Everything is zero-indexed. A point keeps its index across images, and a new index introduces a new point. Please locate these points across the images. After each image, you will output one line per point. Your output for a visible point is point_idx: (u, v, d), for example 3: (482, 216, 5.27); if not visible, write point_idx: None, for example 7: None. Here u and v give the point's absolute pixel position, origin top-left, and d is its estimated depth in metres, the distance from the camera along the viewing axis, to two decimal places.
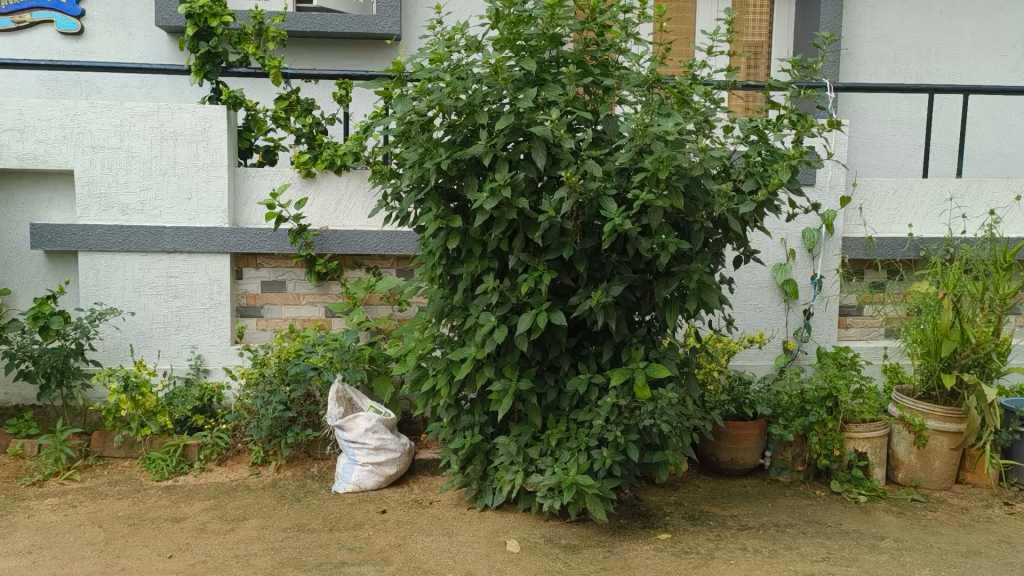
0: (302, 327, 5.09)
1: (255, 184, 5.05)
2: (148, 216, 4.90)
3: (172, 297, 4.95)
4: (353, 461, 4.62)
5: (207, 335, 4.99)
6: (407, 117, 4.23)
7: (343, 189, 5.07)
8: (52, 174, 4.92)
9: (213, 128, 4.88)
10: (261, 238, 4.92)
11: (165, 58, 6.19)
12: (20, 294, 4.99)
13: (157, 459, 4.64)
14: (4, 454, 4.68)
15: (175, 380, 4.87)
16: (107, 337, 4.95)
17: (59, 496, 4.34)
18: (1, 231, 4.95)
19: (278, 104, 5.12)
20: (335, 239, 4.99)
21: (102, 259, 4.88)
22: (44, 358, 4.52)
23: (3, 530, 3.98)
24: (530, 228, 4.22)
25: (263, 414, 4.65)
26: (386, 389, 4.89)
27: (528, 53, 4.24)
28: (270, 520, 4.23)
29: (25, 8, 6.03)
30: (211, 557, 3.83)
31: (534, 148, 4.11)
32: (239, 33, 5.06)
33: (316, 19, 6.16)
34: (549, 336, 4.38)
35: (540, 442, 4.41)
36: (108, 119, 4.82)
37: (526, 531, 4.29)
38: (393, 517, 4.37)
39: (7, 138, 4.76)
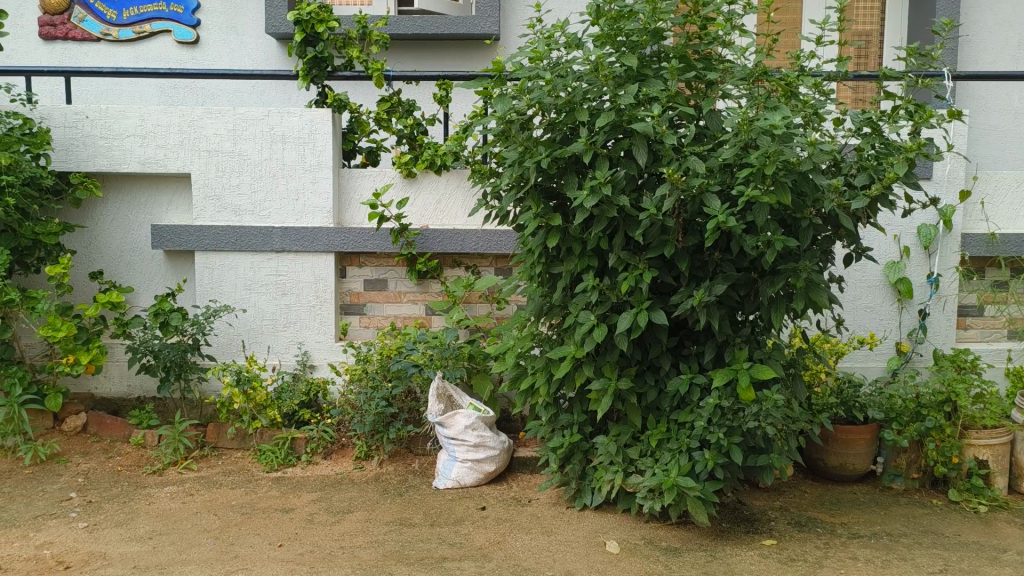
0: (403, 324, 5.17)
1: (358, 185, 5.17)
2: (258, 217, 5.08)
3: (280, 294, 5.12)
4: (453, 457, 4.68)
5: (314, 332, 5.14)
6: (507, 116, 4.26)
7: (443, 189, 5.13)
8: (171, 177, 5.17)
9: (319, 131, 5.02)
10: (365, 237, 5.03)
11: (274, 64, 6.41)
12: (142, 292, 5.24)
13: (267, 451, 4.81)
14: (126, 443, 4.91)
15: (284, 375, 5.03)
16: (221, 333, 5.16)
17: (177, 485, 4.55)
18: (124, 232, 5.20)
19: (381, 106, 5.18)
20: (435, 237, 5.04)
21: (216, 258, 5.09)
22: (165, 352, 4.74)
23: (127, 517, 4.20)
24: (630, 226, 4.17)
25: (366, 410, 4.76)
26: (486, 386, 4.93)
27: (629, 49, 4.17)
28: (374, 513, 4.33)
29: (145, 19, 6.35)
30: (318, 547, 3.95)
31: (635, 146, 4.06)
32: (343, 38, 5.15)
33: (418, 23, 6.27)
34: (649, 335, 4.32)
35: (640, 442, 4.36)
36: (222, 124, 5.03)
37: (626, 532, 4.24)
38: (493, 514, 4.40)
39: (130, 144, 5.02)
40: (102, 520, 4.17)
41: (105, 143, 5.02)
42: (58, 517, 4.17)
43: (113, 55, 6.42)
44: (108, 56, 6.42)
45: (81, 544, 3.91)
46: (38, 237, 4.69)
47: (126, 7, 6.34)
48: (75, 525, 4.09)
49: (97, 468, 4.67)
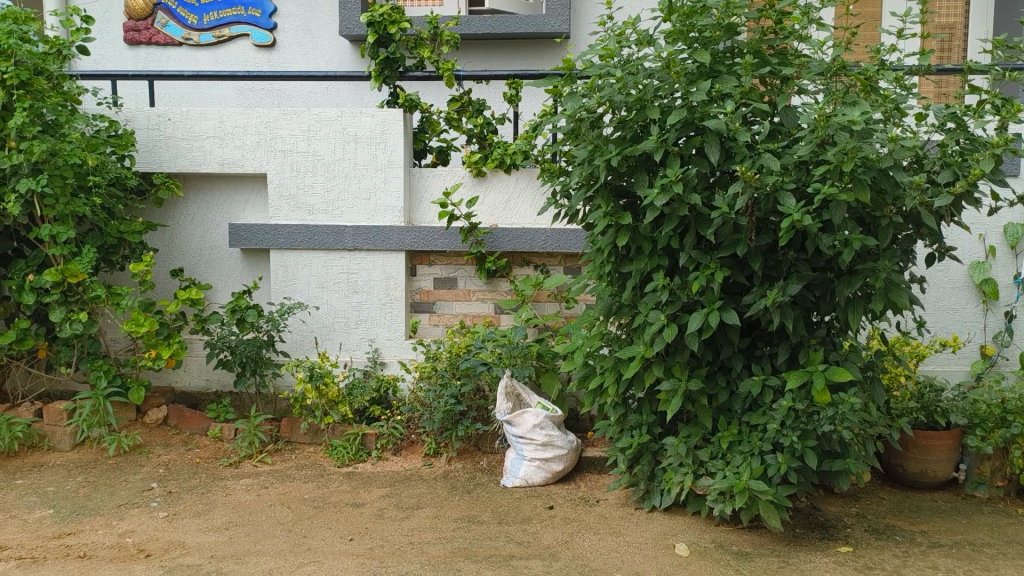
0: (472, 323, 5.20)
1: (429, 184, 5.22)
2: (331, 216, 5.17)
3: (352, 292, 5.20)
4: (521, 456, 4.69)
5: (384, 330, 5.21)
6: (578, 114, 4.24)
7: (512, 188, 5.14)
8: (248, 177, 5.29)
9: (391, 130, 5.08)
10: (435, 236, 5.07)
11: (347, 66, 6.52)
12: (219, 289, 5.39)
13: (338, 447, 4.88)
14: (204, 436, 5.05)
15: (355, 372, 5.11)
16: (295, 330, 5.27)
17: (253, 477, 4.66)
18: (203, 230, 5.35)
19: (451, 106, 5.25)
20: (504, 236, 5.05)
21: (290, 256, 5.20)
22: (241, 348, 4.86)
23: (206, 508, 4.32)
24: (702, 224, 4.11)
25: (436, 407, 4.78)
26: (554, 385, 4.92)
27: (701, 45, 4.11)
28: (443, 510, 4.36)
29: (225, 23, 6.52)
30: (388, 542, 4.00)
31: (707, 143, 4.00)
32: (415, 39, 5.19)
33: (488, 22, 6.30)
34: (721, 335, 4.25)
35: (710, 444, 4.29)
36: (296, 125, 5.13)
37: (696, 535, 4.18)
38: (561, 514, 4.39)
39: (209, 145, 5.16)
40: (182, 510, 4.30)
41: (185, 144, 5.17)
42: (140, 507, 4.31)
43: (193, 59, 6.61)
44: (188, 59, 6.61)
45: (161, 533, 4.04)
46: (123, 236, 4.85)
47: (206, 12, 6.51)
48: (155, 514, 4.23)
49: (177, 460, 4.81)
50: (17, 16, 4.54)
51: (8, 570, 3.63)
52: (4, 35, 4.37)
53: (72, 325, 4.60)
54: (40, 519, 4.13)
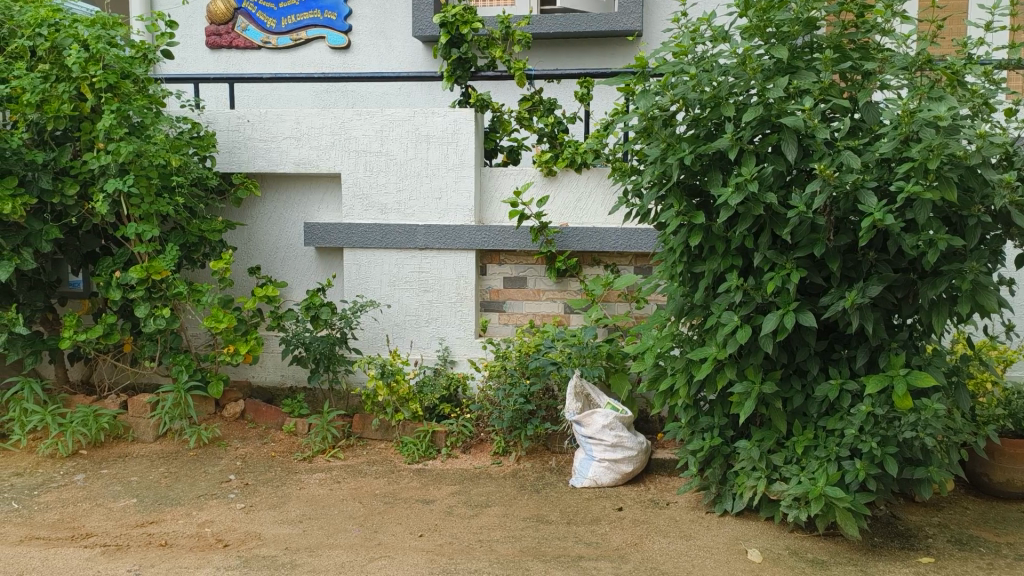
0: (541, 322, 5.19)
1: (499, 183, 5.24)
2: (403, 215, 5.23)
3: (423, 291, 5.25)
4: (590, 456, 4.66)
5: (454, 328, 5.25)
6: (650, 112, 4.19)
7: (583, 187, 5.11)
8: (322, 177, 5.39)
9: (463, 130, 5.10)
10: (505, 235, 5.08)
11: (419, 66, 6.60)
12: (295, 286, 5.50)
13: (409, 443, 4.94)
14: (280, 431, 5.16)
15: (426, 369, 5.16)
16: (367, 327, 5.35)
17: (326, 472, 4.75)
18: (279, 229, 5.47)
19: (522, 105, 5.26)
20: (574, 236, 5.03)
21: (363, 255, 5.28)
22: (315, 345, 4.95)
23: (281, 500, 4.42)
24: (777, 224, 4.02)
25: (505, 406, 4.79)
26: (624, 385, 4.88)
27: (779, 40, 4.02)
28: (512, 509, 4.37)
29: (302, 27, 6.66)
30: (458, 539, 4.02)
31: (785, 141, 3.90)
32: (487, 38, 5.21)
33: (559, 20, 6.30)
34: (797, 337, 4.15)
35: (785, 448, 4.19)
36: (370, 126, 5.20)
37: (769, 541, 4.09)
38: (630, 516, 4.35)
39: (286, 145, 5.28)
40: (258, 502, 4.40)
41: (263, 145, 5.30)
42: (218, 498, 4.43)
43: (272, 62, 6.77)
44: (267, 63, 6.77)
45: (238, 524, 4.14)
46: (204, 234, 4.99)
47: (284, 15, 6.66)
48: (233, 505, 4.34)
49: (253, 453, 4.92)
50: (106, 21, 4.70)
51: (94, 556, 3.77)
52: (93, 39, 4.51)
53: (155, 320, 4.74)
54: (125, 507, 4.28)
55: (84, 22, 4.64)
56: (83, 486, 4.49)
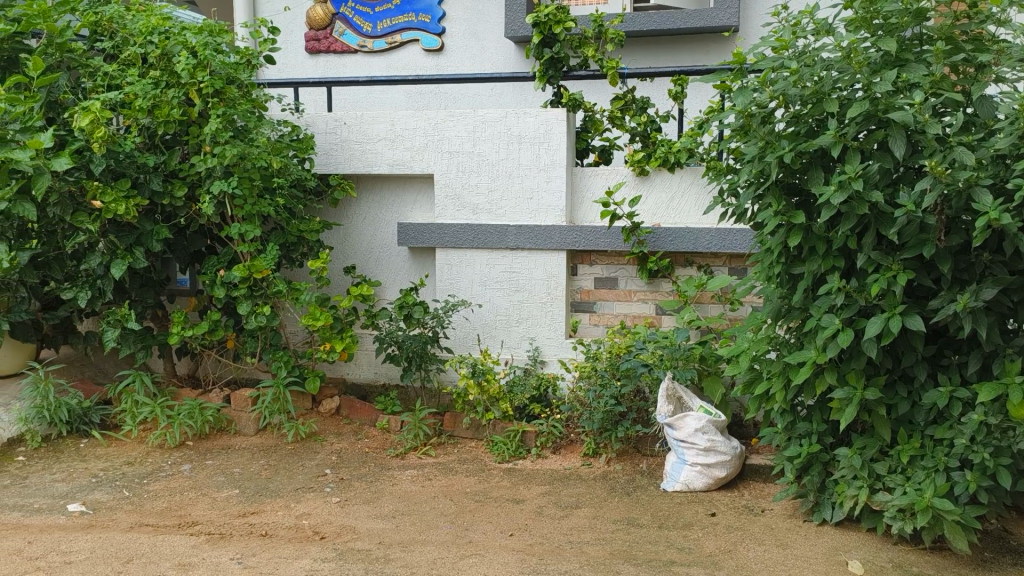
0: (633, 323, 5.13)
1: (591, 183, 5.21)
2: (495, 216, 5.25)
3: (514, 291, 5.27)
4: (682, 460, 4.59)
5: (545, 329, 5.24)
6: (748, 109, 4.09)
7: (676, 186, 5.03)
8: (415, 178, 5.47)
9: (555, 130, 5.09)
10: (596, 235, 5.05)
11: (511, 67, 6.62)
12: (388, 285, 5.60)
13: (499, 443, 4.96)
14: (373, 427, 5.26)
15: (516, 370, 5.17)
16: (458, 327, 5.41)
17: (418, 469, 4.82)
18: (373, 229, 5.58)
19: (614, 104, 5.23)
20: (667, 236, 4.94)
21: (455, 255, 5.33)
22: (407, 343, 5.04)
23: (374, 495, 4.50)
24: (883, 224, 3.86)
25: (595, 407, 4.77)
26: (717, 389, 4.79)
27: (886, 32, 3.86)
28: (602, 511, 4.34)
29: (397, 30, 6.78)
30: (548, 539, 4.01)
31: (892, 137, 3.75)
32: (579, 38, 5.24)
33: (653, 18, 6.23)
34: (903, 342, 3.98)
35: (888, 457, 4.02)
36: (462, 127, 5.25)
37: (871, 553, 3.94)
38: (724, 522, 4.26)
39: (381, 147, 5.37)
40: (352, 496, 4.49)
41: (359, 147, 5.40)
42: (315, 491, 4.55)
43: (367, 65, 6.90)
44: (363, 66, 6.91)
45: (334, 517, 4.24)
46: (303, 234, 5.12)
47: (380, 19, 6.79)
48: (329, 499, 4.44)
49: (348, 448, 5.03)
50: (212, 29, 4.87)
51: (199, 544, 3.92)
52: (200, 46, 4.66)
53: (257, 317, 4.90)
54: (227, 497, 4.44)
55: (192, 30, 4.80)
56: (189, 476, 4.67)
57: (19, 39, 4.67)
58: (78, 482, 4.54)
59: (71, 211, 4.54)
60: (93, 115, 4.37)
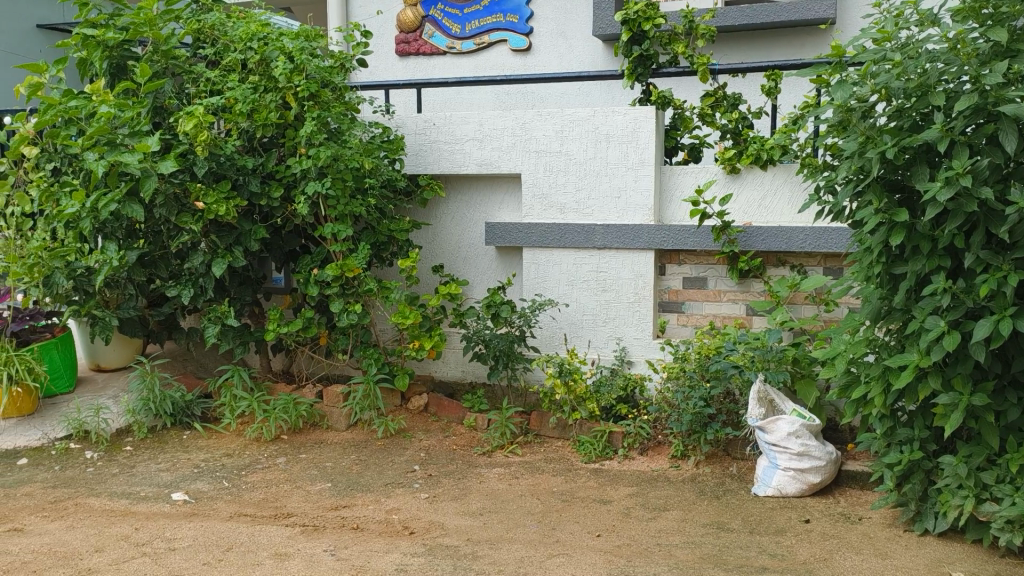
0: (723, 324, 5.04)
1: (680, 182, 5.14)
2: (582, 215, 5.24)
3: (601, 290, 5.24)
4: (774, 465, 4.47)
5: (632, 329, 5.20)
6: (847, 103, 3.96)
7: (768, 184, 4.92)
8: (503, 178, 5.50)
9: (643, 128, 5.05)
10: (685, 235, 4.98)
11: (599, 66, 6.60)
12: (475, 284, 5.64)
13: (586, 443, 4.95)
14: (460, 425, 5.31)
15: (603, 370, 5.14)
16: (545, 326, 5.41)
17: (505, 467, 4.84)
18: (460, 229, 5.63)
19: (704, 101, 5.16)
20: (758, 235, 4.83)
21: (542, 254, 5.33)
22: (494, 342, 5.07)
23: (462, 492, 4.55)
24: (993, 222, 3.69)
25: (684, 408, 4.71)
26: (811, 392, 4.67)
27: (996, 22, 3.68)
28: (691, 514, 4.27)
29: (485, 31, 6.83)
30: (636, 541, 3.98)
31: (1003, 131, 3.59)
32: (669, 34, 5.16)
33: (745, 12, 6.12)
34: (1013, 346, 3.79)
35: (996, 466, 3.84)
36: (550, 126, 5.25)
37: (976, 566, 3.77)
38: (819, 529, 4.14)
39: (469, 147, 5.42)
40: (441, 492, 4.55)
41: (448, 147, 5.46)
42: (404, 487, 4.61)
43: (456, 66, 6.97)
44: (452, 67, 6.98)
45: (423, 513, 4.30)
46: (393, 233, 5.21)
47: (469, 21, 6.86)
48: (418, 495, 4.51)
49: (436, 445, 5.09)
50: (308, 34, 5.00)
51: (294, 535, 4.02)
52: (297, 51, 4.80)
53: (348, 315, 5.01)
54: (320, 491, 4.55)
55: (289, 35, 4.94)
56: (284, 468, 4.81)
57: (126, 46, 4.86)
58: (181, 472, 4.73)
59: (176, 212, 4.71)
60: (197, 120, 4.53)
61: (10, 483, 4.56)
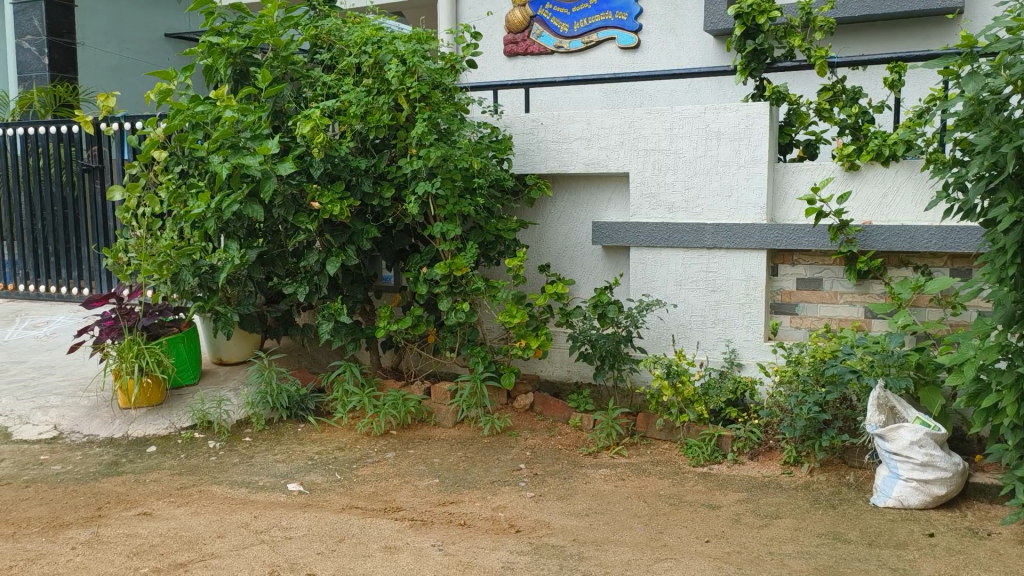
0: (839, 327, 4.87)
1: (794, 179, 4.99)
2: (691, 214, 5.15)
3: (710, 291, 5.14)
4: (895, 475, 4.27)
5: (742, 330, 5.08)
6: (979, 96, 3.74)
7: (890, 181, 4.72)
8: (610, 177, 5.46)
9: (756, 125, 4.93)
10: (800, 234, 4.82)
11: (710, 62, 6.50)
12: (581, 284, 5.63)
13: (694, 446, 4.86)
14: (566, 425, 5.30)
15: (711, 372, 5.05)
16: (652, 327, 5.34)
17: (610, 468, 4.80)
18: (567, 229, 5.62)
19: (822, 95, 4.99)
20: (879, 235, 4.64)
21: (650, 253, 5.27)
22: (601, 342, 5.04)
23: (568, 492, 4.54)
24: None
25: (797, 414, 4.57)
26: (937, 400, 4.44)
27: None
28: (805, 523, 4.13)
29: (593, 29, 6.81)
30: (746, 548, 3.87)
31: None
32: (785, 27, 5.01)
33: (868, 2, 5.90)
34: None
35: None
36: (659, 124, 5.18)
37: None
38: (944, 543, 3.91)
39: (576, 146, 5.40)
40: (546, 492, 4.55)
41: (555, 147, 5.46)
42: (510, 485, 4.64)
43: (563, 66, 6.98)
44: (560, 66, 6.99)
45: (529, 512, 4.31)
46: (500, 233, 5.27)
47: (577, 20, 6.85)
48: (524, 493, 4.52)
49: (541, 444, 5.10)
50: (420, 37, 5.08)
51: (403, 528, 4.10)
52: (409, 54, 4.89)
53: (456, 313, 5.07)
54: (429, 486, 4.62)
55: (402, 38, 5.03)
56: (392, 463, 4.91)
57: (249, 53, 5.07)
58: (296, 463, 4.90)
59: (293, 212, 4.88)
60: (314, 122, 4.68)
61: (140, 470, 4.81)
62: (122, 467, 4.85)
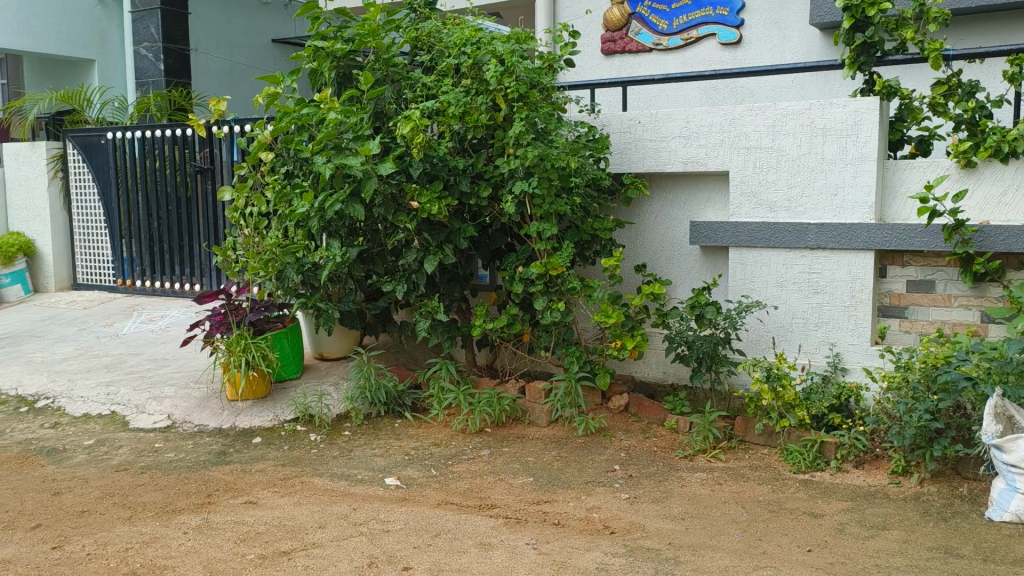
0: (953, 331, 4.65)
1: (905, 176, 4.81)
2: (794, 213, 5.01)
3: (813, 292, 4.98)
4: (1012, 487, 4.02)
5: (848, 333, 4.91)
6: None
7: (1011, 179, 4.50)
8: (710, 176, 5.37)
9: (865, 120, 4.76)
10: (910, 235, 4.63)
11: (815, 56, 6.32)
12: (679, 284, 5.55)
13: (794, 452, 4.73)
14: (662, 426, 5.25)
15: (813, 376, 4.90)
16: (752, 328, 5.22)
17: (707, 472, 4.72)
18: (664, 228, 5.54)
19: (935, 90, 4.79)
20: (998, 235, 4.40)
21: (750, 253, 5.15)
22: (698, 343, 4.97)
23: (663, 494, 4.48)
24: None
25: (906, 421, 4.37)
26: None
27: None
28: (914, 535, 3.96)
29: (693, 25, 6.71)
30: (852, 560, 3.73)
31: None
32: (896, 20, 4.85)
33: None
34: None
35: None
36: (762, 121, 5.05)
37: None
38: None
39: (675, 144, 5.32)
40: (642, 494, 4.50)
41: (653, 145, 5.39)
42: (604, 486, 4.61)
43: (662, 63, 6.91)
44: (658, 64, 6.91)
45: (623, 513, 4.27)
46: (597, 233, 5.25)
47: (676, 16, 6.76)
48: (618, 495, 4.49)
49: (636, 446, 5.05)
50: (519, 37, 5.10)
51: (498, 526, 4.12)
52: (508, 53, 4.91)
53: (551, 313, 5.07)
54: (523, 484, 4.64)
55: (500, 38, 5.05)
56: (487, 461, 4.95)
57: (352, 56, 5.19)
58: (393, 458, 4.99)
59: (393, 212, 4.97)
60: (413, 123, 4.73)
61: (246, 459, 5.00)
62: (229, 457, 5.04)
